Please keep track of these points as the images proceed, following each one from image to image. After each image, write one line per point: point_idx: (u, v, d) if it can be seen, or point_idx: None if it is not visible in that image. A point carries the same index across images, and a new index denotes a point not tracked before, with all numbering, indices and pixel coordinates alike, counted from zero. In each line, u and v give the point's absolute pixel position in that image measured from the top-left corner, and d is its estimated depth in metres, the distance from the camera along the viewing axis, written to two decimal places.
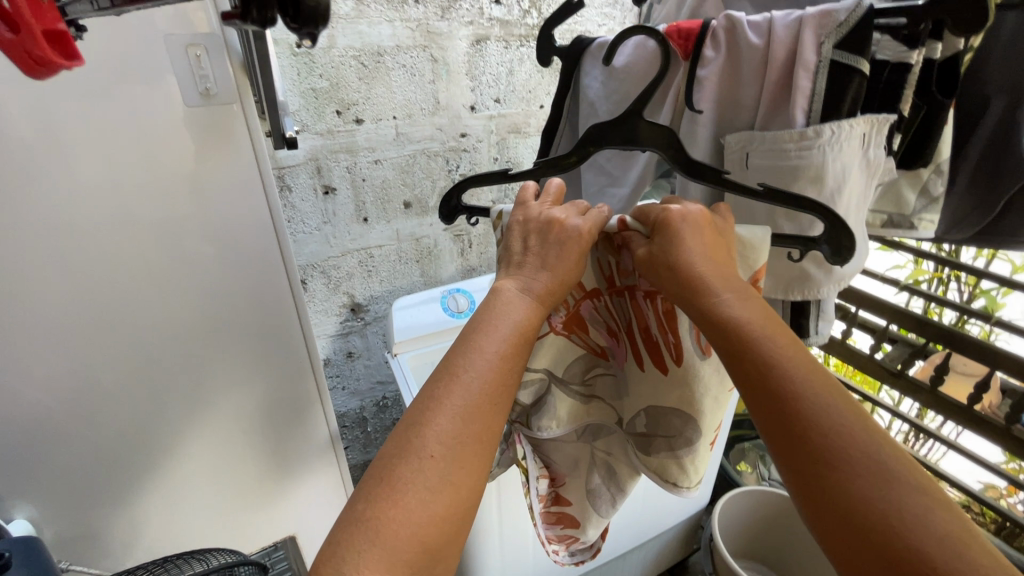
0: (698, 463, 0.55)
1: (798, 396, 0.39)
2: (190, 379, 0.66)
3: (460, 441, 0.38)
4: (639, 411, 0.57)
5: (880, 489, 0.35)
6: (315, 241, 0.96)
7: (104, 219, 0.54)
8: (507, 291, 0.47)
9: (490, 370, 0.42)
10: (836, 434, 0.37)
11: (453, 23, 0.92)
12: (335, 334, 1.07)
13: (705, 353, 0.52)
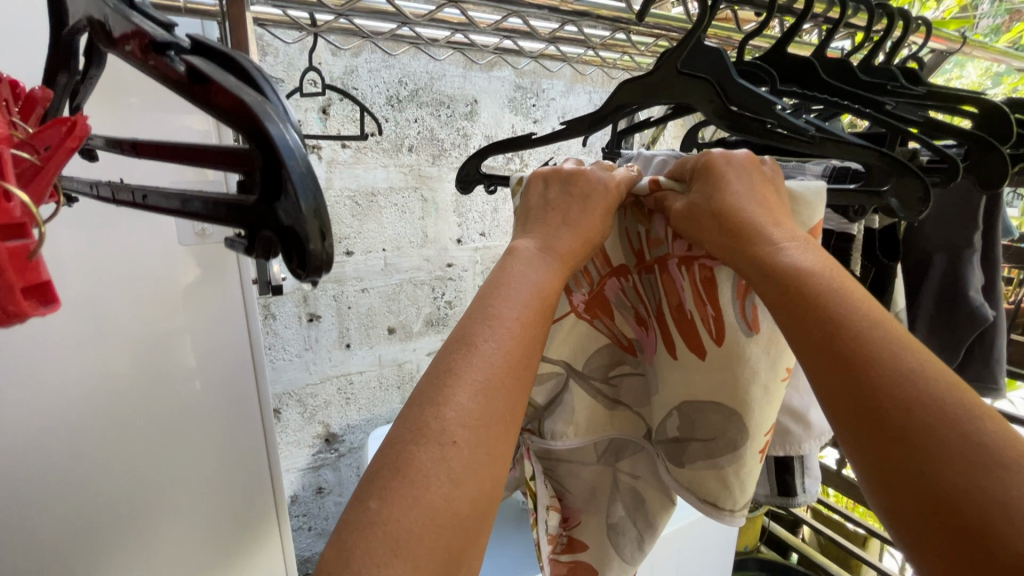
0: (747, 478, 0.42)
1: (889, 354, 0.29)
2: (133, 542, 0.57)
3: (486, 421, 0.29)
4: (670, 410, 0.45)
5: (1010, 480, 0.24)
6: (293, 368, 0.94)
7: (74, 364, 0.51)
8: (525, 249, 0.40)
9: (513, 339, 0.33)
10: (944, 403, 0.26)
11: (443, 168, 1.00)
12: (306, 467, 1.01)
13: (753, 329, 0.40)
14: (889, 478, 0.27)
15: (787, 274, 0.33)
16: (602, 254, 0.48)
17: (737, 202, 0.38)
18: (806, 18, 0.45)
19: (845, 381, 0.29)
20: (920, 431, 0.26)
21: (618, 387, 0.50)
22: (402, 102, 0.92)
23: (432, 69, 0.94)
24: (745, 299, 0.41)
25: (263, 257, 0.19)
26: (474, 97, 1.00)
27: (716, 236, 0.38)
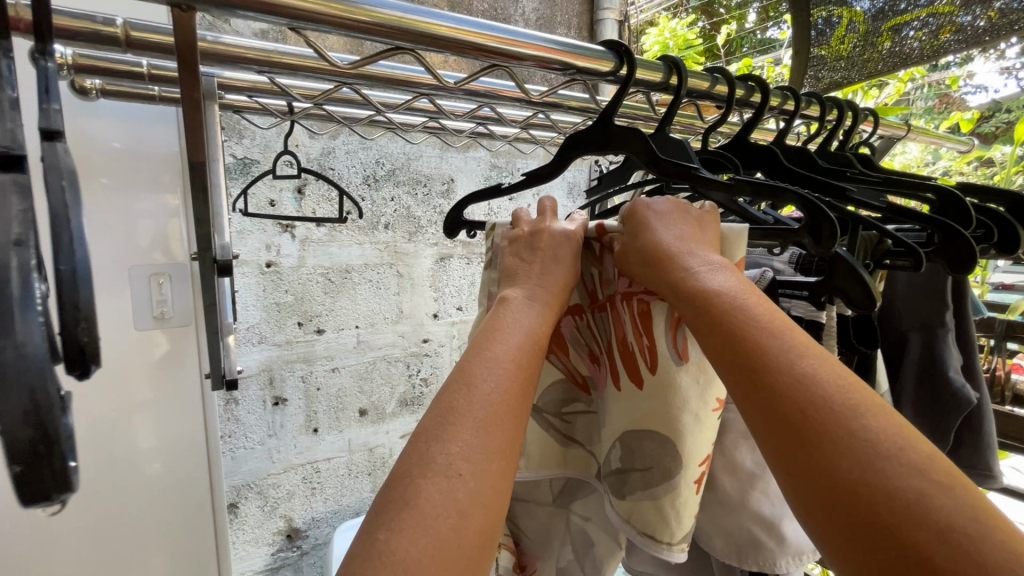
0: (683, 509, 0.37)
1: (789, 360, 0.28)
2: None
3: (489, 457, 0.28)
4: (614, 441, 0.41)
5: (892, 470, 0.23)
6: (255, 457, 0.87)
7: None
8: (513, 299, 0.37)
9: (511, 378, 0.31)
10: (836, 404, 0.26)
11: (419, 244, 1.00)
12: (263, 569, 0.91)
13: (682, 358, 0.38)
14: (794, 485, 0.26)
15: (699, 287, 0.33)
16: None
17: (660, 230, 0.38)
18: (765, 111, 0.47)
19: (753, 391, 0.28)
20: (818, 434, 0.25)
21: (571, 423, 0.46)
22: (378, 181, 0.94)
23: (410, 150, 0.96)
24: (676, 330, 0.38)
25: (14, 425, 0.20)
26: (450, 175, 1.03)
27: (636, 262, 0.38)
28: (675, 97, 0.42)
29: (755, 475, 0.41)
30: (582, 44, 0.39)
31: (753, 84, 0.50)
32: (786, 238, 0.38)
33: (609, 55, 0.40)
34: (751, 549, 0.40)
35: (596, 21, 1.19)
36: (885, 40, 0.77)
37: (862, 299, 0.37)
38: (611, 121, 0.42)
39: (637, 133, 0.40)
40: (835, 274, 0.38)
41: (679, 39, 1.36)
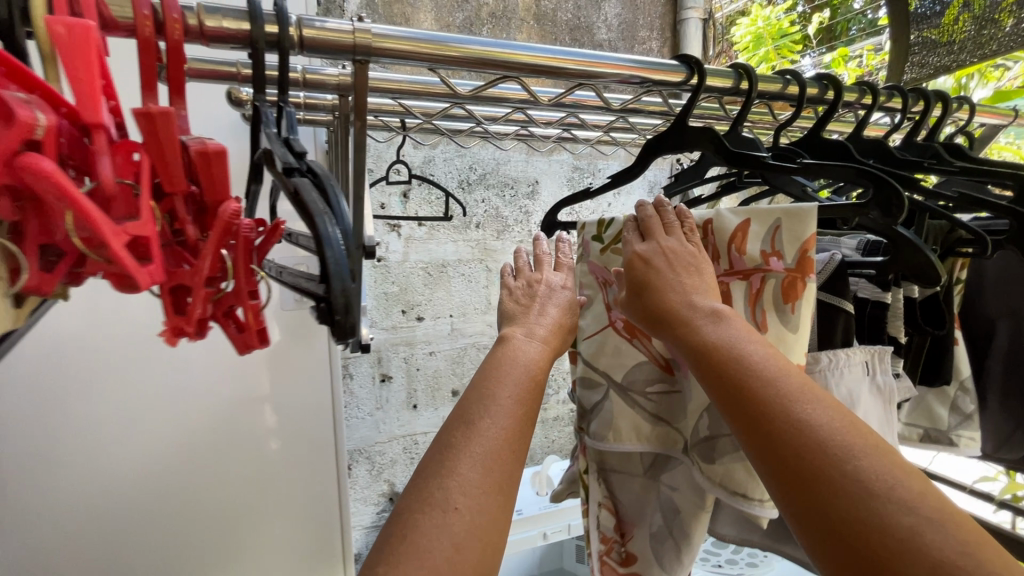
0: None
1: (786, 404, 0.29)
2: (222, 545, 0.69)
3: (487, 491, 0.30)
4: (700, 412, 0.42)
5: (888, 512, 0.24)
6: (366, 426, 1.01)
7: (191, 398, 0.65)
8: (515, 340, 0.41)
9: (510, 418, 0.34)
10: (832, 448, 0.27)
11: (506, 242, 1.09)
12: (370, 526, 1.04)
13: (762, 330, 0.38)
14: (795, 524, 0.27)
15: (700, 331, 0.34)
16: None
17: (662, 269, 0.39)
18: (839, 106, 0.50)
19: (755, 436, 0.29)
20: (818, 474, 0.26)
21: (656, 402, 0.47)
22: (471, 185, 1.04)
23: (499, 155, 1.06)
24: (755, 303, 0.39)
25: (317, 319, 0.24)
26: (536, 178, 1.11)
27: (638, 301, 0.39)
28: (744, 101, 0.46)
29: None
30: (657, 60, 0.44)
31: (827, 83, 0.52)
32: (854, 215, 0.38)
33: (680, 67, 0.45)
34: None
35: (679, 22, 1.22)
36: (1004, 19, 0.72)
37: (929, 275, 0.39)
38: (685, 122, 0.43)
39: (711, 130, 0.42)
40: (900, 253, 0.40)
41: (772, 28, 1.36)
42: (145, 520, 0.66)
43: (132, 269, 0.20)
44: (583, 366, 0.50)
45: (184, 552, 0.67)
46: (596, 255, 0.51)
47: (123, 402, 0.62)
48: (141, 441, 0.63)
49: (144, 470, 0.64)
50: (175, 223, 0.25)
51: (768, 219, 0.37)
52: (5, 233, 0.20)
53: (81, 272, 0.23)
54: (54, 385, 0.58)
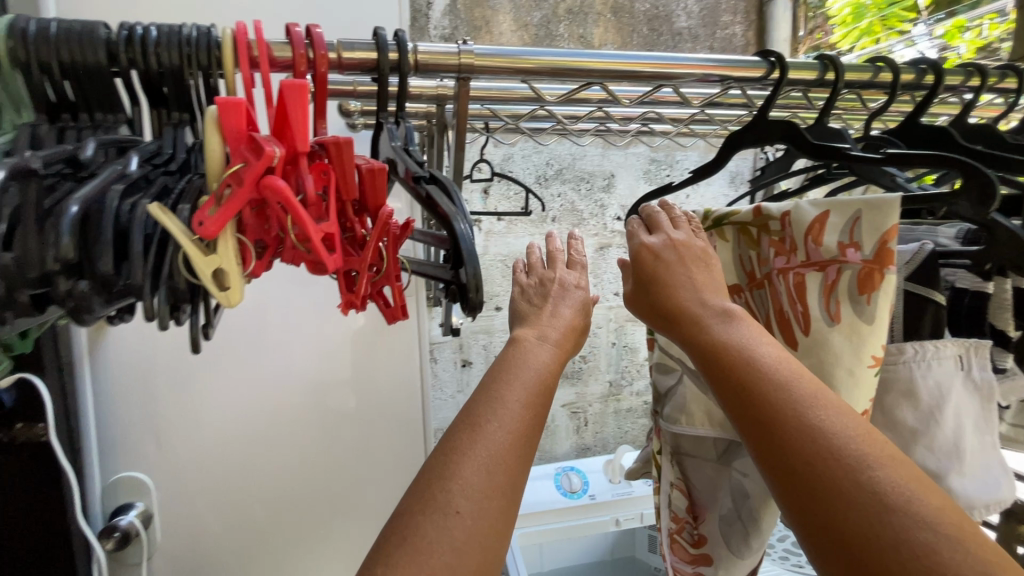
0: None
1: (799, 411, 0.29)
2: (330, 499, 0.81)
3: (491, 496, 0.29)
4: None
5: (901, 525, 0.25)
6: (449, 407, 1.09)
7: (306, 372, 0.77)
8: (526, 341, 0.40)
9: (518, 420, 0.32)
10: (846, 459, 0.27)
11: (582, 236, 1.12)
12: None
13: (834, 320, 0.39)
14: (802, 532, 0.27)
15: (710, 333, 0.35)
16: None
17: (675, 270, 0.39)
18: (937, 94, 0.48)
19: (764, 443, 0.29)
20: (827, 483, 0.26)
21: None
22: (548, 180, 1.08)
23: (575, 150, 1.08)
24: (829, 294, 0.40)
25: (451, 300, 0.30)
26: (612, 171, 1.12)
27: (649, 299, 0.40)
28: (832, 91, 0.45)
29: (916, 433, 0.38)
30: (737, 57, 0.45)
31: (926, 67, 0.50)
32: (939, 206, 0.37)
33: (760, 62, 0.45)
34: None
35: (767, 3, 1.18)
36: None
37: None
38: (766, 116, 0.44)
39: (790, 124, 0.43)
40: (996, 240, 0.38)
41: None
42: (270, 475, 0.78)
43: (326, 261, 0.25)
44: (658, 352, 0.53)
45: (298, 505, 0.79)
46: None
47: (254, 373, 0.75)
48: (264, 409, 0.76)
49: (269, 430, 0.77)
50: (349, 225, 0.29)
51: (848, 210, 0.38)
52: (236, 228, 0.25)
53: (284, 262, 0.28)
54: (206, 357, 0.73)
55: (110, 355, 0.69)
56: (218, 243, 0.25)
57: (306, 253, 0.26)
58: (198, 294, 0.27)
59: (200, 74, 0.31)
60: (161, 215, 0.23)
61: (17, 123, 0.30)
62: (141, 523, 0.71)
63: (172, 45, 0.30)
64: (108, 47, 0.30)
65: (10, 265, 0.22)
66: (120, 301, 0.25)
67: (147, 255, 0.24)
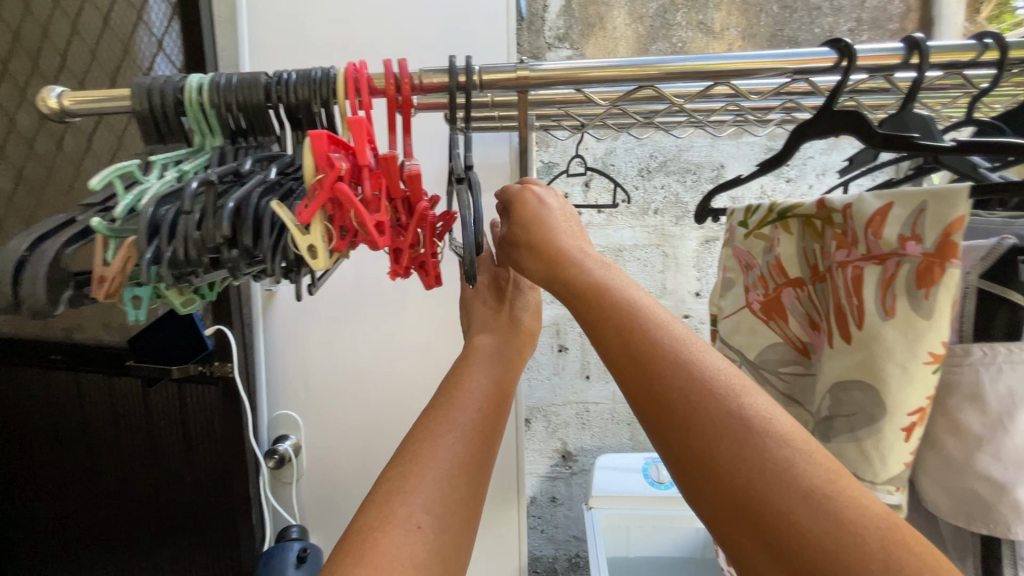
0: (893, 454, 0.40)
1: (674, 352, 0.34)
2: None
3: (444, 512, 0.37)
4: (824, 390, 0.45)
5: (762, 444, 0.30)
6: (544, 388, 1.12)
7: (415, 344, 0.89)
8: (483, 349, 0.54)
9: (462, 445, 0.41)
10: (718, 393, 0.32)
11: (686, 227, 1.08)
12: (545, 475, 1.15)
13: (889, 315, 0.40)
14: (676, 459, 0.33)
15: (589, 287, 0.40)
16: (776, 262, 0.51)
17: (555, 231, 0.46)
18: None
19: (645, 381, 0.34)
20: (698, 409, 0.32)
21: (789, 382, 0.52)
22: (651, 172, 1.07)
23: (681, 142, 1.05)
24: (887, 288, 0.40)
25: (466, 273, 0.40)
26: (721, 162, 1.06)
27: (534, 252, 0.46)
28: (916, 79, 0.43)
29: (981, 439, 0.40)
30: (804, 50, 0.44)
31: None
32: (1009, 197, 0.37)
33: (830, 53, 0.43)
34: (984, 509, 0.40)
35: None
36: None
37: None
38: (831, 108, 0.44)
39: (858, 114, 0.43)
40: None
41: None
42: (384, 428, 0.92)
43: (377, 240, 0.36)
44: (720, 342, 0.56)
45: None
46: (741, 239, 0.54)
47: (374, 341, 0.89)
48: (382, 373, 0.90)
49: (385, 389, 0.90)
50: (398, 215, 0.40)
51: (913, 202, 0.38)
52: (326, 218, 0.36)
53: (355, 243, 0.39)
54: (339, 325, 0.89)
55: (278, 318, 0.89)
56: (310, 227, 0.36)
57: (366, 235, 0.37)
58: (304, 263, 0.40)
59: (323, 103, 0.43)
60: (278, 208, 0.34)
61: (214, 145, 0.44)
62: (293, 451, 0.91)
63: (306, 84, 0.42)
64: (266, 88, 0.42)
65: (198, 238, 0.35)
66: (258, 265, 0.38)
67: (263, 232, 0.36)
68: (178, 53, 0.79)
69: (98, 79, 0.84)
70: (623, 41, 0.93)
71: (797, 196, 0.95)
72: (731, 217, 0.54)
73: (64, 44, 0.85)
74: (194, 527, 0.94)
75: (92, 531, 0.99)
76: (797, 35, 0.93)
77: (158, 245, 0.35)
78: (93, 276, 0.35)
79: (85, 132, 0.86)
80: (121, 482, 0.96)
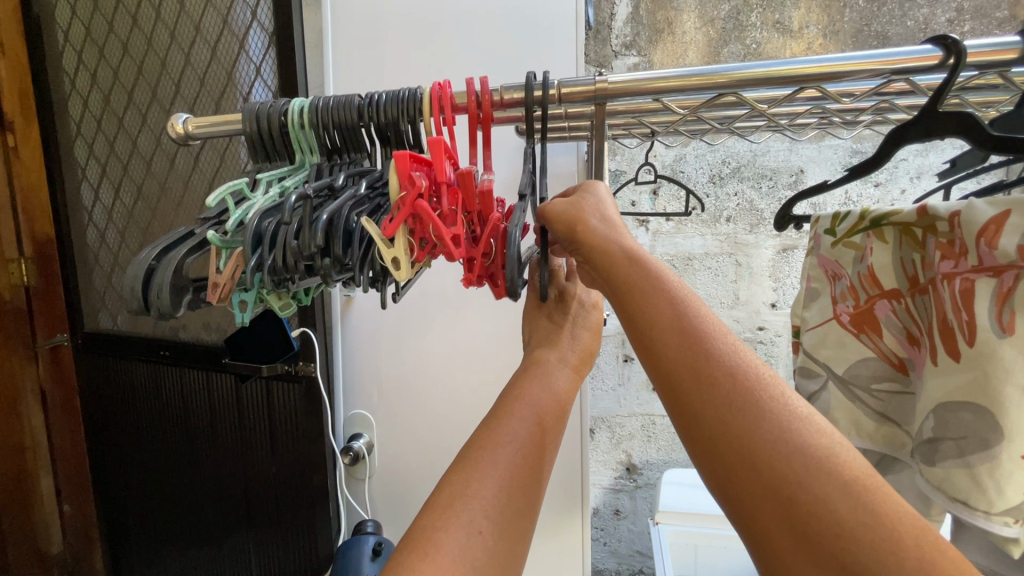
0: (1010, 483, 0.37)
1: (720, 337, 0.34)
2: None
3: (501, 518, 0.38)
4: (926, 412, 0.42)
5: (805, 437, 0.30)
6: (608, 398, 1.10)
7: (481, 351, 0.91)
8: (548, 361, 0.55)
9: (520, 455, 0.42)
10: (762, 378, 0.32)
11: (761, 235, 1.03)
12: (608, 487, 1.13)
13: (1007, 332, 0.37)
14: (707, 436, 0.32)
15: (632, 257, 0.39)
16: (868, 272, 0.47)
17: (603, 201, 0.45)
18: None
19: (690, 360, 0.34)
20: (744, 395, 0.31)
21: (884, 401, 0.48)
22: (724, 179, 1.03)
23: (756, 147, 1.01)
24: (1003, 303, 0.37)
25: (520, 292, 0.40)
26: (800, 167, 1.00)
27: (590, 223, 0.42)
28: None
29: None
30: (903, 49, 0.41)
31: None
32: None
33: (934, 50, 0.41)
34: None
35: None
36: None
37: None
38: (936, 109, 0.42)
39: (969, 116, 0.40)
40: None
41: None
42: (450, 431, 0.94)
43: (452, 251, 0.37)
44: (803, 356, 0.53)
45: None
46: (827, 247, 0.51)
47: (443, 346, 0.92)
48: (449, 377, 0.93)
49: (453, 393, 0.93)
50: (472, 228, 0.41)
51: None
52: (406, 231, 0.38)
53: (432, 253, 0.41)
54: (411, 331, 0.93)
55: (355, 322, 0.94)
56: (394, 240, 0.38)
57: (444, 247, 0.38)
58: (387, 274, 0.43)
59: (409, 121, 0.46)
60: (368, 224, 0.37)
61: (311, 162, 0.48)
62: (366, 449, 0.96)
63: (395, 105, 0.45)
64: (359, 109, 0.46)
65: (295, 246, 0.38)
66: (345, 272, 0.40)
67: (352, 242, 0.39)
68: (274, 78, 0.86)
69: (206, 104, 0.93)
70: (694, 45, 0.91)
71: (902, 203, 0.88)
72: (816, 225, 0.52)
73: (179, 74, 0.95)
74: (277, 515, 1.01)
75: (191, 512, 1.09)
76: (886, 29, 0.87)
77: (261, 254, 0.39)
78: (208, 282, 0.39)
79: (193, 151, 0.96)
80: (216, 470, 1.05)
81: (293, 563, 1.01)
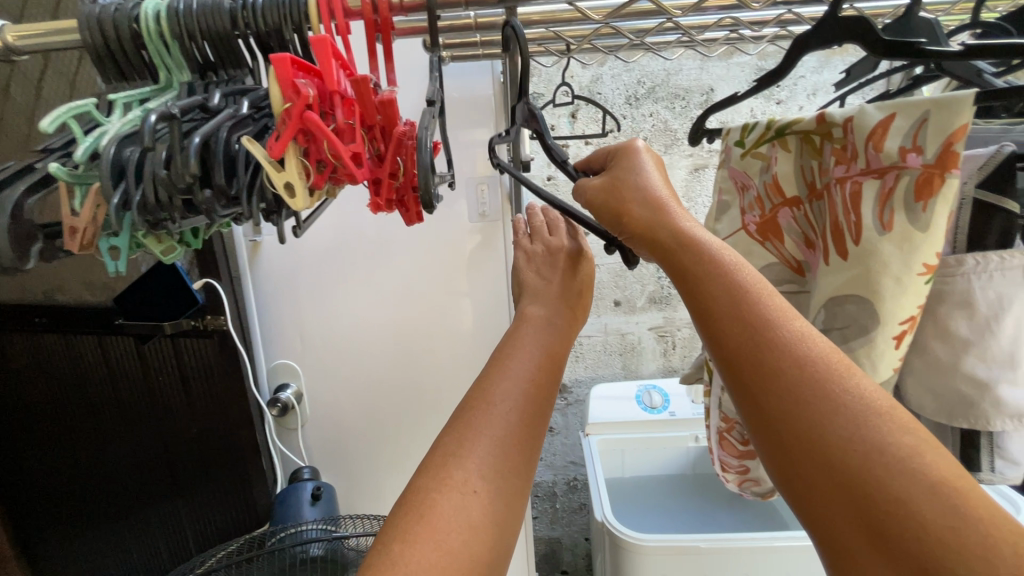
0: (881, 361, 0.42)
1: (782, 326, 0.34)
2: (428, 397, 0.94)
3: (500, 474, 0.38)
4: (819, 307, 0.46)
5: (881, 434, 0.29)
6: None
7: (407, 288, 0.88)
8: (534, 314, 0.54)
9: (518, 410, 0.42)
10: (836, 371, 0.32)
11: (674, 156, 1.06)
12: None
13: (887, 229, 0.40)
14: (775, 430, 0.32)
15: (687, 242, 0.39)
16: (772, 182, 0.50)
17: (646, 178, 0.45)
18: None
19: (755, 354, 0.33)
20: (816, 391, 0.31)
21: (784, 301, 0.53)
22: (639, 100, 1.03)
23: (669, 65, 1.01)
24: (884, 202, 0.40)
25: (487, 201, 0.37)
26: (710, 86, 1.02)
27: (633, 209, 0.43)
28: None
29: (968, 343, 0.40)
30: None
31: None
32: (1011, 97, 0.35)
33: None
34: (965, 408, 0.41)
35: None
36: None
37: None
38: (835, 14, 0.42)
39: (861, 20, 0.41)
40: None
41: None
42: (382, 370, 0.93)
43: (354, 171, 0.34)
44: None
45: (402, 398, 0.94)
46: (736, 159, 0.52)
47: (366, 287, 0.88)
48: (375, 317, 0.90)
49: (380, 333, 0.91)
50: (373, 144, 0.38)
51: (915, 112, 0.37)
52: (300, 153, 0.34)
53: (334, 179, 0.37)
54: (329, 273, 0.88)
55: (267, 267, 0.88)
56: (285, 163, 0.34)
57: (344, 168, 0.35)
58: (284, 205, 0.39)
59: (295, 29, 0.40)
60: (250, 145, 0.33)
61: (182, 81, 0.40)
62: (295, 399, 0.93)
63: (275, 8, 0.39)
64: (231, 15, 0.39)
65: (166, 177, 0.32)
66: (233, 206, 0.36)
67: (240, 169, 0.34)
68: None
69: (38, 16, 0.76)
70: None
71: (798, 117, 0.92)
72: (726, 138, 0.53)
73: None
74: (208, 475, 0.97)
75: (107, 485, 1.02)
76: None
77: (126, 189, 0.33)
78: (63, 227, 0.34)
79: (32, 76, 0.80)
80: (129, 439, 0.97)
81: (231, 519, 0.99)
